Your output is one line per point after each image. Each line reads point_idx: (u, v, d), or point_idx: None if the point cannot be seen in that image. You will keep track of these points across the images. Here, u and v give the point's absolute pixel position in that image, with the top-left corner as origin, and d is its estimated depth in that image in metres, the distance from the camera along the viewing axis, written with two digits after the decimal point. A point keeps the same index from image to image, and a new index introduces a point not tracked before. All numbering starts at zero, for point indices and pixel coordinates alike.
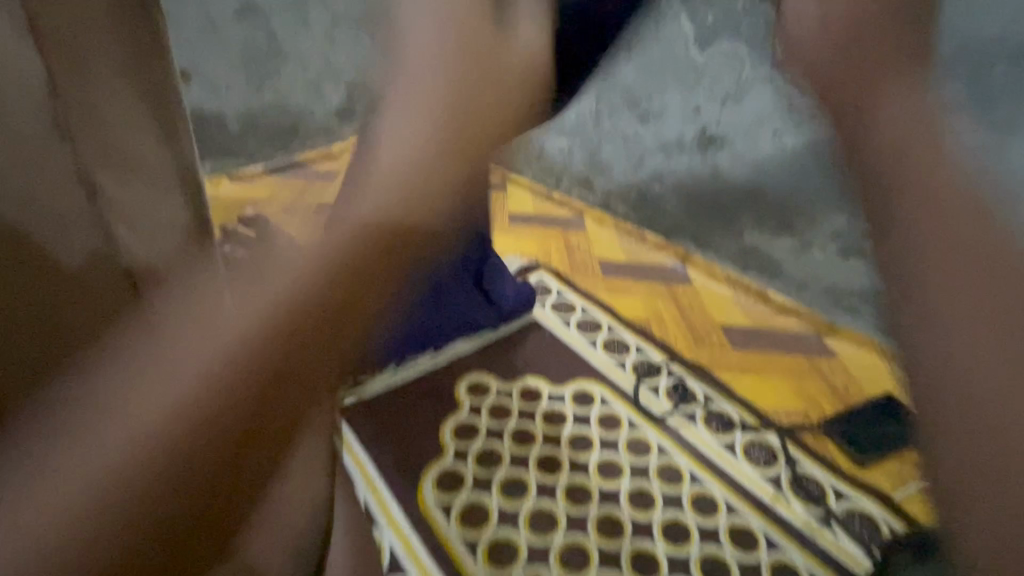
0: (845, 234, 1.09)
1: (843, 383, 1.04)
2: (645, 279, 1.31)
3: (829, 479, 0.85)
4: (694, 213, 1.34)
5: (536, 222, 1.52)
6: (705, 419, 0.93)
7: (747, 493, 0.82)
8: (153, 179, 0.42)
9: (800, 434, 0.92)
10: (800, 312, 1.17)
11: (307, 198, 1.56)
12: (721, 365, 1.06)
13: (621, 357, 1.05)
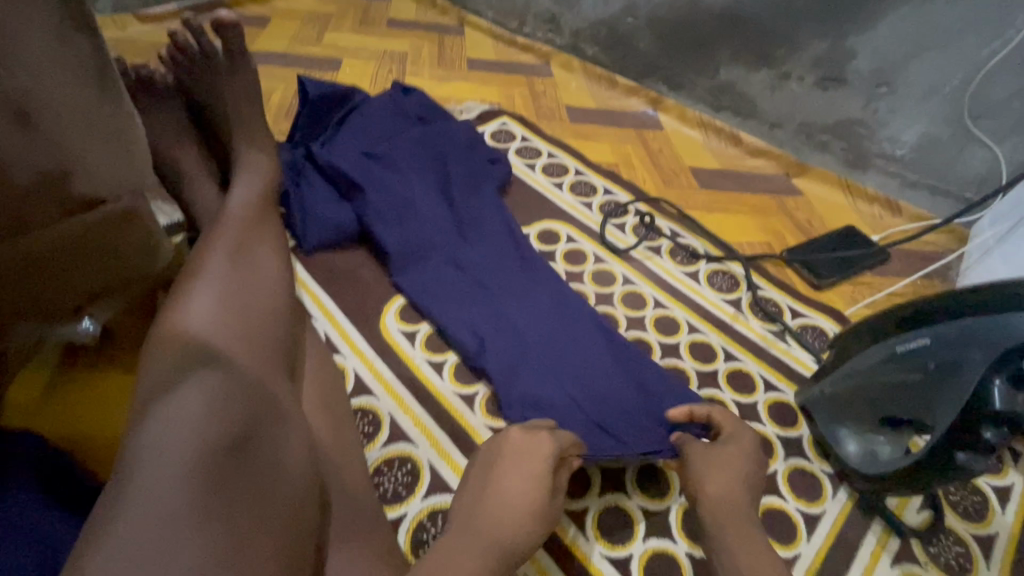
0: (825, 61, 1.02)
1: (807, 219, 1.04)
2: (614, 125, 1.24)
3: (785, 301, 0.87)
4: (668, 48, 1.22)
5: (495, 69, 1.39)
6: (671, 253, 0.92)
7: (708, 314, 0.83)
8: None
9: (762, 264, 0.93)
10: (770, 154, 1.16)
11: None
12: (688, 204, 1.04)
13: (588, 197, 1.01)
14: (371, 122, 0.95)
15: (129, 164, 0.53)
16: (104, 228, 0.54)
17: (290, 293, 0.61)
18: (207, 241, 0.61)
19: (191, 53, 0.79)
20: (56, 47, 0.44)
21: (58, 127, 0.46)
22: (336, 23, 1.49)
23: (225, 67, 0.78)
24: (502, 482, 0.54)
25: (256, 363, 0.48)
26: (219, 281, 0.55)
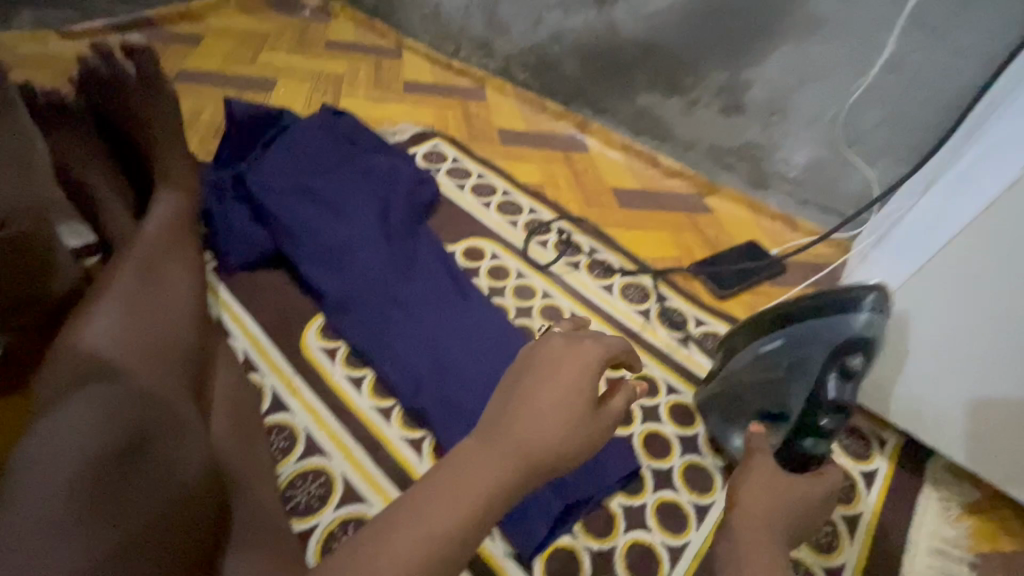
0: (727, 90, 1.12)
1: (715, 234, 1.13)
2: (543, 146, 1.31)
3: (690, 311, 0.94)
4: (591, 75, 1.30)
5: (432, 92, 1.44)
6: (588, 267, 0.98)
7: (619, 324, 0.90)
8: None
9: (672, 276, 1.01)
10: (684, 174, 1.25)
11: (166, 62, 1.36)
12: (608, 221, 1.11)
13: (514, 216, 1.07)
14: (300, 144, 0.98)
15: (28, 181, 0.55)
16: (14, 251, 0.54)
17: (202, 312, 0.63)
18: (117, 262, 0.62)
19: (101, 76, 0.80)
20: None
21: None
22: (273, 43, 1.50)
23: (135, 86, 0.80)
24: (534, 392, 0.47)
25: (152, 371, 0.50)
26: (124, 301, 0.56)
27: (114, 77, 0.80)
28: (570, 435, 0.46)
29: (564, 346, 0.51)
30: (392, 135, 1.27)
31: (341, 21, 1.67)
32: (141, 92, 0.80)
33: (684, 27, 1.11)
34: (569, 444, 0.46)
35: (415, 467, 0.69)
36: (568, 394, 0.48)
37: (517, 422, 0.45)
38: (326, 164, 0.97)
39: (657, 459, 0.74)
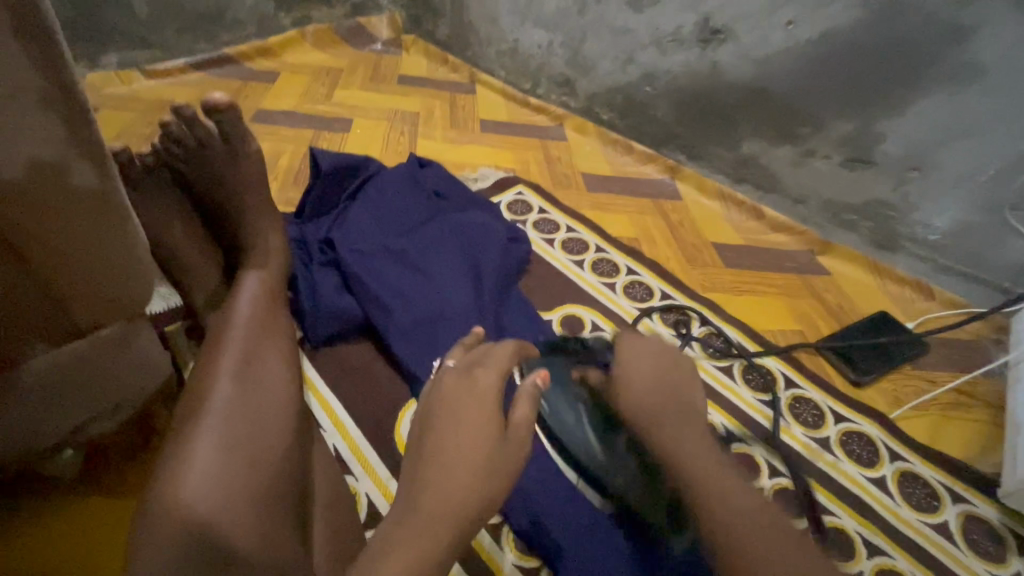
0: (854, 142, 0.99)
1: (837, 302, 1.00)
2: (632, 194, 1.20)
3: (826, 401, 0.81)
4: (686, 118, 1.20)
5: (510, 131, 1.36)
6: (701, 344, 0.88)
7: (745, 417, 0.79)
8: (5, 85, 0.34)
9: (795, 354, 0.88)
10: (794, 230, 1.12)
11: (244, 100, 1.34)
12: (713, 285, 1.00)
13: (612, 278, 0.97)
14: (386, 200, 0.91)
15: (134, 289, 0.47)
16: (97, 353, 0.48)
17: (301, 422, 0.55)
18: (209, 361, 0.55)
19: (185, 143, 0.73)
20: (52, 176, 0.38)
21: (46, 256, 0.41)
22: (347, 79, 1.46)
23: (224, 155, 0.73)
24: (439, 434, 0.45)
25: (253, 522, 0.44)
26: (221, 425, 0.49)
27: (198, 146, 0.73)
28: (482, 479, 0.43)
29: (460, 377, 0.49)
30: (473, 180, 1.20)
31: (412, 54, 1.62)
32: (230, 164, 0.73)
33: (804, 72, 0.99)
34: (490, 462, 0.44)
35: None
36: (467, 424, 0.45)
37: (432, 471, 0.43)
38: (412, 222, 0.91)
39: None
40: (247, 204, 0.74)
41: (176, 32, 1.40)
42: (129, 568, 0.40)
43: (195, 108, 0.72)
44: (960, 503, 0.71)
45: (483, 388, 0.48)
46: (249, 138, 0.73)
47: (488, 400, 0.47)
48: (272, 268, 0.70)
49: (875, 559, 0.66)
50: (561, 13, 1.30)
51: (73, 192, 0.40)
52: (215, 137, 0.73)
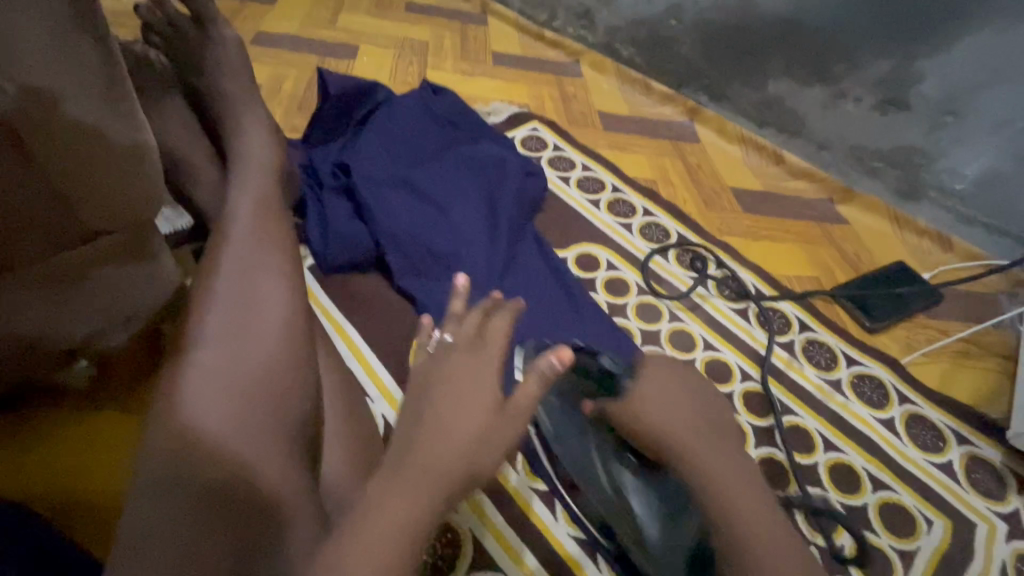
0: (889, 82, 0.95)
1: (855, 250, 0.98)
2: (651, 135, 1.16)
3: (839, 344, 0.81)
4: (712, 55, 1.14)
5: (524, 66, 1.30)
6: (717, 286, 0.87)
7: (757, 355, 0.79)
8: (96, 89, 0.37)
9: (812, 300, 0.87)
10: (816, 177, 1.09)
11: (242, 21, 1.25)
12: (730, 229, 0.98)
13: (628, 218, 0.95)
14: (397, 127, 0.87)
15: (145, 195, 0.44)
16: (108, 263, 0.46)
17: (302, 336, 0.53)
18: (206, 281, 0.53)
19: (161, 29, 0.72)
20: (71, 80, 0.36)
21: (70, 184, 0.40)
22: (351, 4, 1.37)
23: (196, 34, 0.71)
24: (435, 409, 0.40)
25: (250, 438, 0.44)
26: (214, 345, 0.49)
27: (171, 27, 0.72)
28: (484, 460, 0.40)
29: (464, 349, 0.44)
30: (485, 114, 1.15)
31: None
32: (206, 44, 0.70)
33: (845, 3, 0.93)
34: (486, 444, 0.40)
35: (549, 527, 0.64)
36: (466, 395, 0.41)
37: (424, 441, 0.39)
38: (423, 152, 0.87)
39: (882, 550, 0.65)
40: (241, 109, 0.68)
41: None
42: (136, 475, 0.42)
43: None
44: (966, 445, 0.72)
45: (489, 362, 0.44)
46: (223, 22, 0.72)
47: (491, 375, 0.43)
48: (267, 170, 0.64)
49: (880, 493, 0.68)
50: None
51: (77, 76, 0.36)
52: (189, 21, 0.72)
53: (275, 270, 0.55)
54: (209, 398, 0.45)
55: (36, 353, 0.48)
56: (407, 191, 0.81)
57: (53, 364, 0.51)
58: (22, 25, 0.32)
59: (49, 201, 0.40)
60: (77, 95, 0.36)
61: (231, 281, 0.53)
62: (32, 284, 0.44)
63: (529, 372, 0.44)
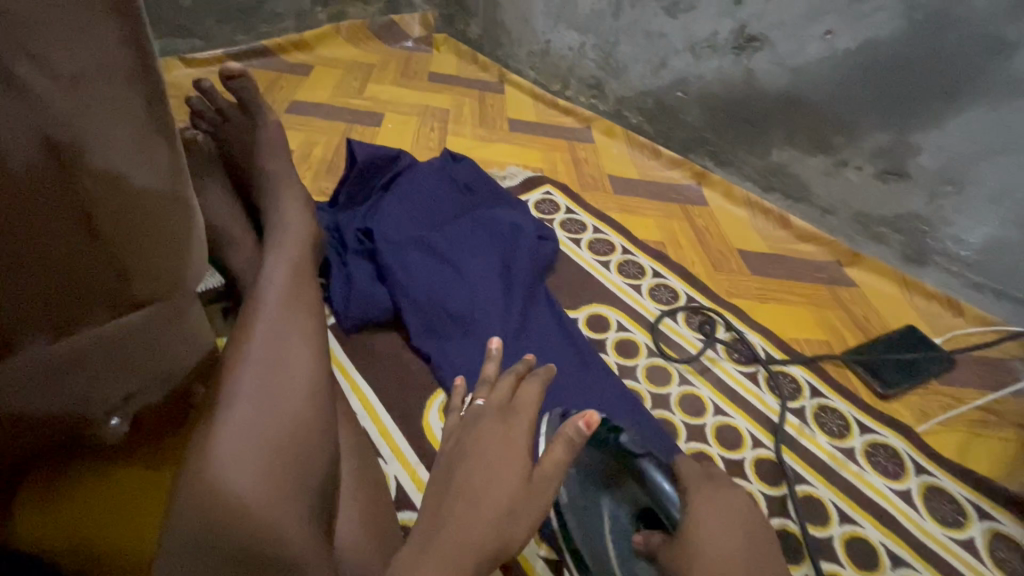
0: (888, 154, 0.98)
1: (864, 314, 0.99)
2: (660, 198, 1.20)
3: (852, 412, 0.81)
4: (717, 124, 1.20)
5: (538, 132, 1.37)
6: (727, 349, 0.88)
7: (769, 421, 0.79)
8: (165, 188, 0.42)
9: (822, 364, 0.88)
10: (821, 240, 1.12)
11: (279, 91, 1.36)
12: (739, 292, 1.00)
13: (637, 280, 0.98)
14: (418, 192, 0.93)
15: (192, 262, 0.49)
16: (155, 333, 0.50)
17: (323, 401, 0.55)
18: (240, 344, 0.56)
19: (210, 117, 0.80)
20: (148, 183, 0.41)
21: (135, 267, 0.44)
22: (379, 75, 1.48)
23: (244, 121, 0.79)
24: (470, 474, 0.48)
25: (281, 504, 0.46)
26: (245, 404, 0.51)
27: (221, 115, 0.80)
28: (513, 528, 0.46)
29: (496, 417, 0.53)
30: (500, 178, 1.21)
31: (443, 52, 1.64)
32: (249, 126, 0.78)
33: (842, 81, 0.99)
34: (514, 510, 0.47)
35: None
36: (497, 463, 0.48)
37: (457, 502, 0.46)
38: (442, 217, 0.93)
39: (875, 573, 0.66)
40: (278, 182, 0.74)
41: (216, 22, 1.43)
42: (166, 541, 0.43)
43: (217, 84, 0.81)
44: (988, 521, 0.71)
45: (518, 429, 0.52)
46: (267, 109, 0.79)
47: (520, 445, 0.50)
48: (298, 240, 0.69)
49: (899, 570, 0.66)
50: (597, 16, 1.30)
51: (148, 166, 0.41)
52: (236, 108, 0.80)
53: (301, 337, 0.59)
54: (240, 461, 0.47)
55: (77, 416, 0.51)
56: (425, 255, 0.85)
57: (90, 428, 0.54)
58: (109, 129, 0.37)
59: (112, 281, 0.43)
60: (149, 191, 0.41)
61: (262, 348, 0.56)
62: (89, 349, 0.46)
63: (557, 437, 0.52)
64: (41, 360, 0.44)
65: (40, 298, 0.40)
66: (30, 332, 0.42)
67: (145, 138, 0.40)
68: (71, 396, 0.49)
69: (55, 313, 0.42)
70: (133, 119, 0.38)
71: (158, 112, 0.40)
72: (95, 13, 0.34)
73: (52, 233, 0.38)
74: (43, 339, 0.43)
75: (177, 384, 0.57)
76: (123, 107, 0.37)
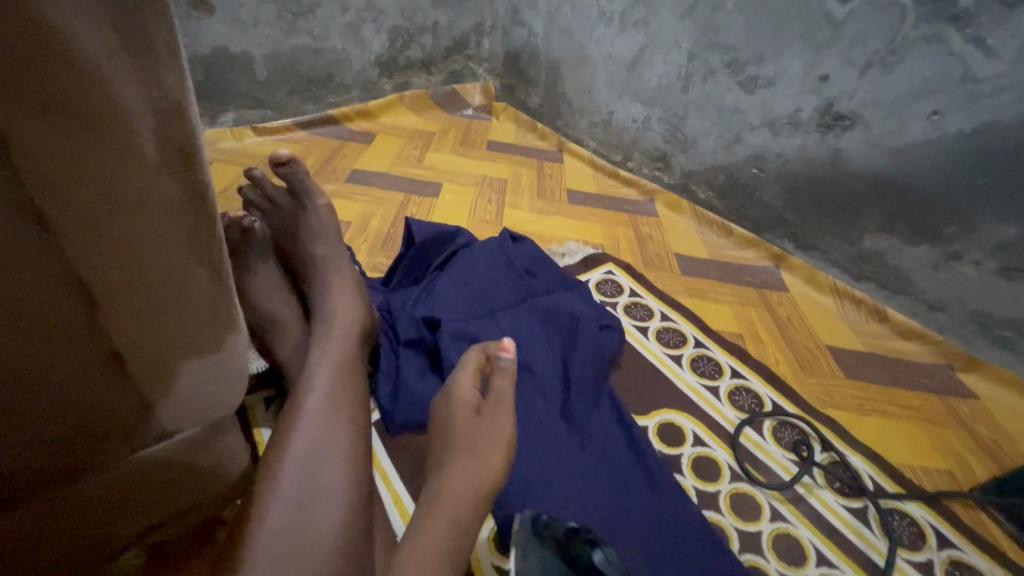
0: (1013, 248, 0.86)
1: (991, 436, 0.84)
2: (733, 281, 1.10)
3: (994, 572, 0.68)
4: (798, 204, 1.10)
5: (598, 204, 1.31)
6: (825, 476, 0.75)
7: (876, 568, 0.67)
8: (205, 321, 0.39)
9: (946, 503, 0.74)
10: (928, 339, 0.98)
11: (341, 159, 1.37)
12: (834, 399, 0.86)
13: (714, 380, 0.86)
14: (475, 275, 0.88)
15: (228, 388, 0.44)
16: (184, 456, 0.46)
17: (362, 545, 0.48)
18: (273, 466, 0.50)
19: (259, 203, 0.78)
20: (189, 317, 0.38)
21: (164, 398, 0.41)
22: (438, 143, 1.48)
23: (292, 205, 0.76)
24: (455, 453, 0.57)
25: None
26: (268, 538, 0.45)
27: (270, 200, 0.78)
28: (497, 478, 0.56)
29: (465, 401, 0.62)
30: (559, 255, 1.14)
31: (501, 120, 1.64)
32: (300, 211, 0.75)
33: (950, 166, 0.88)
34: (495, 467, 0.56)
35: None
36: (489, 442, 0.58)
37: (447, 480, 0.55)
38: (497, 302, 0.86)
39: None
40: (328, 269, 0.70)
41: (287, 93, 1.48)
42: None
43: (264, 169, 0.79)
44: None
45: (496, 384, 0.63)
46: (314, 191, 0.76)
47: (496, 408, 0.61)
48: (346, 334, 0.64)
49: None
50: (664, 89, 1.26)
51: (185, 293, 0.37)
52: (284, 193, 0.77)
53: (341, 459, 0.51)
54: None
55: (92, 547, 0.46)
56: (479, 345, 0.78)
57: (107, 557, 0.48)
58: (149, 267, 0.35)
59: (142, 413, 0.40)
60: (188, 324, 0.39)
61: (299, 473, 0.49)
62: (114, 477, 0.42)
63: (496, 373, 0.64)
64: (63, 492, 0.40)
65: (47, 438, 0.36)
66: (57, 468, 0.38)
67: (191, 273, 0.37)
68: (90, 527, 0.44)
69: (70, 453, 0.38)
70: (177, 255, 0.36)
71: (207, 247, 0.37)
72: (144, 152, 0.31)
73: (85, 371, 0.35)
74: (70, 473, 0.39)
75: (183, 504, 0.49)
76: (166, 246, 0.35)
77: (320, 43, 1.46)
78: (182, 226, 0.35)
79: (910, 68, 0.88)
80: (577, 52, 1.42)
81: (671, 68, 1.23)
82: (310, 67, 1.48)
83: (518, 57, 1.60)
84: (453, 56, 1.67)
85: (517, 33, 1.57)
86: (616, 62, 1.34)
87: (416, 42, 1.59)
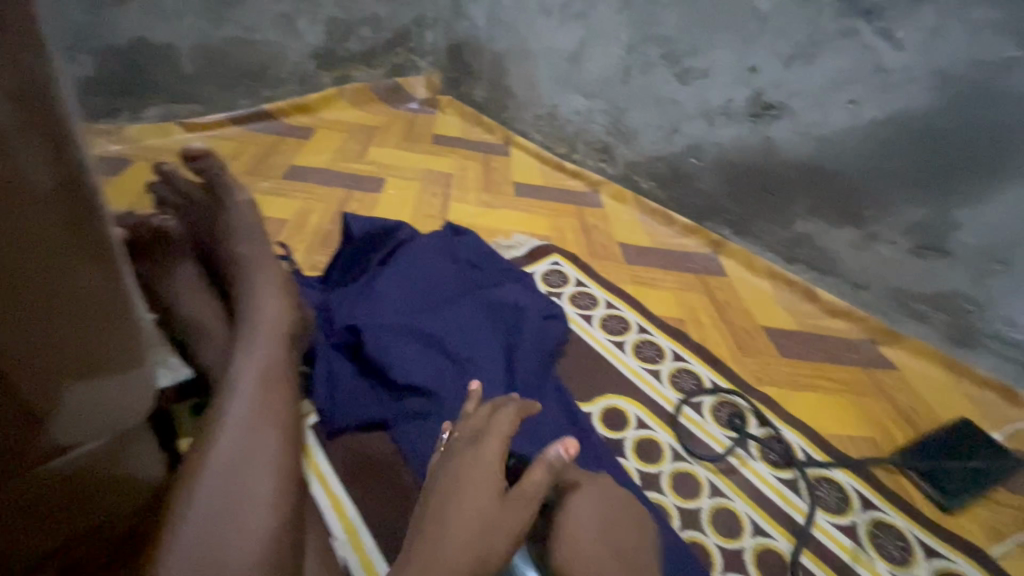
0: (923, 228, 0.92)
1: (910, 405, 0.89)
2: (675, 268, 1.13)
3: (911, 529, 0.72)
4: (733, 192, 1.14)
5: (544, 196, 1.32)
6: (760, 450, 0.78)
7: (805, 534, 0.70)
8: (97, 323, 0.37)
9: (870, 469, 0.78)
10: (855, 316, 1.03)
11: (278, 156, 1.32)
12: (769, 377, 0.90)
13: (656, 364, 0.89)
14: (417, 268, 0.86)
15: (136, 399, 0.42)
16: (87, 470, 0.42)
17: (285, 553, 0.47)
18: (192, 475, 0.47)
19: (173, 201, 0.73)
20: (80, 319, 0.36)
21: (56, 410, 0.37)
22: (382, 138, 1.45)
23: (209, 201, 0.72)
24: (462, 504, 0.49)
25: None
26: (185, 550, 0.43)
27: (186, 197, 0.73)
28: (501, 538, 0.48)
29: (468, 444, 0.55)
30: (505, 248, 1.14)
31: (447, 114, 1.62)
32: (219, 208, 0.71)
33: (867, 153, 0.94)
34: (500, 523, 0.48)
35: None
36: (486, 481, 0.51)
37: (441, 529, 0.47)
38: (440, 294, 0.85)
39: (848, 549, 0.70)
40: (254, 268, 0.67)
41: (218, 86, 1.41)
42: None
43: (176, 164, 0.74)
44: None
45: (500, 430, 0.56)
46: (234, 185, 0.73)
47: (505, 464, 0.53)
48: (274, 335, 0.61)
49: None
50: (605, 82, 1.28)
51: (70, 297, 0.35)
52: (201, 188, 0.73)
53: (266, 464, 0.50)
54: None
55: None
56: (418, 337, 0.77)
57: None
58: (24, 269, 0.32)
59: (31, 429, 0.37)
60: (78, 327, 0.36)
61: (221, 481, 0.47)
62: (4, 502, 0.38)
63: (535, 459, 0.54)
64: None
65: None
66: None
67: (75, 271, 0.34)
68: None
69: None
70: (56, 253, 0.33)
71: (92, 243, 0.34)
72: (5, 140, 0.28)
73: None
74: None
75: (86, 522, 0.46)
76: (44, 244, 0.32)
77: (252, 33, 1.40)
78: (60, 223, 0.32)
79: (829, 60, 0.93)
80: (519, 45, 1.42)
81: (611, 60, 1.24)
82: (242, 59, 1.41)
83: (463, 50, 1.58)
84: (395, 48, 1.63)
85: (460, 25, 1.56)
86: (558, 54, 1.34)
87: (356, 34, 1.54)
